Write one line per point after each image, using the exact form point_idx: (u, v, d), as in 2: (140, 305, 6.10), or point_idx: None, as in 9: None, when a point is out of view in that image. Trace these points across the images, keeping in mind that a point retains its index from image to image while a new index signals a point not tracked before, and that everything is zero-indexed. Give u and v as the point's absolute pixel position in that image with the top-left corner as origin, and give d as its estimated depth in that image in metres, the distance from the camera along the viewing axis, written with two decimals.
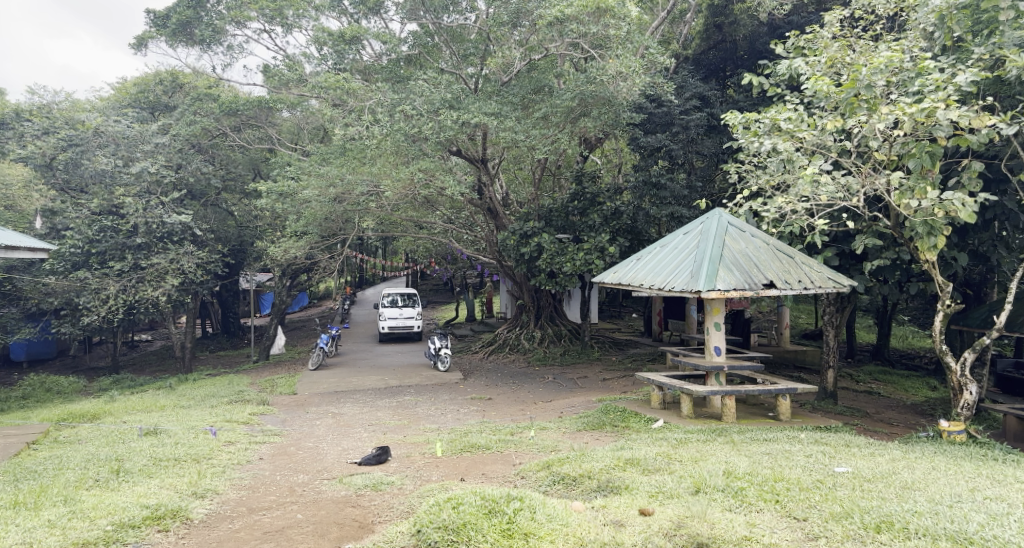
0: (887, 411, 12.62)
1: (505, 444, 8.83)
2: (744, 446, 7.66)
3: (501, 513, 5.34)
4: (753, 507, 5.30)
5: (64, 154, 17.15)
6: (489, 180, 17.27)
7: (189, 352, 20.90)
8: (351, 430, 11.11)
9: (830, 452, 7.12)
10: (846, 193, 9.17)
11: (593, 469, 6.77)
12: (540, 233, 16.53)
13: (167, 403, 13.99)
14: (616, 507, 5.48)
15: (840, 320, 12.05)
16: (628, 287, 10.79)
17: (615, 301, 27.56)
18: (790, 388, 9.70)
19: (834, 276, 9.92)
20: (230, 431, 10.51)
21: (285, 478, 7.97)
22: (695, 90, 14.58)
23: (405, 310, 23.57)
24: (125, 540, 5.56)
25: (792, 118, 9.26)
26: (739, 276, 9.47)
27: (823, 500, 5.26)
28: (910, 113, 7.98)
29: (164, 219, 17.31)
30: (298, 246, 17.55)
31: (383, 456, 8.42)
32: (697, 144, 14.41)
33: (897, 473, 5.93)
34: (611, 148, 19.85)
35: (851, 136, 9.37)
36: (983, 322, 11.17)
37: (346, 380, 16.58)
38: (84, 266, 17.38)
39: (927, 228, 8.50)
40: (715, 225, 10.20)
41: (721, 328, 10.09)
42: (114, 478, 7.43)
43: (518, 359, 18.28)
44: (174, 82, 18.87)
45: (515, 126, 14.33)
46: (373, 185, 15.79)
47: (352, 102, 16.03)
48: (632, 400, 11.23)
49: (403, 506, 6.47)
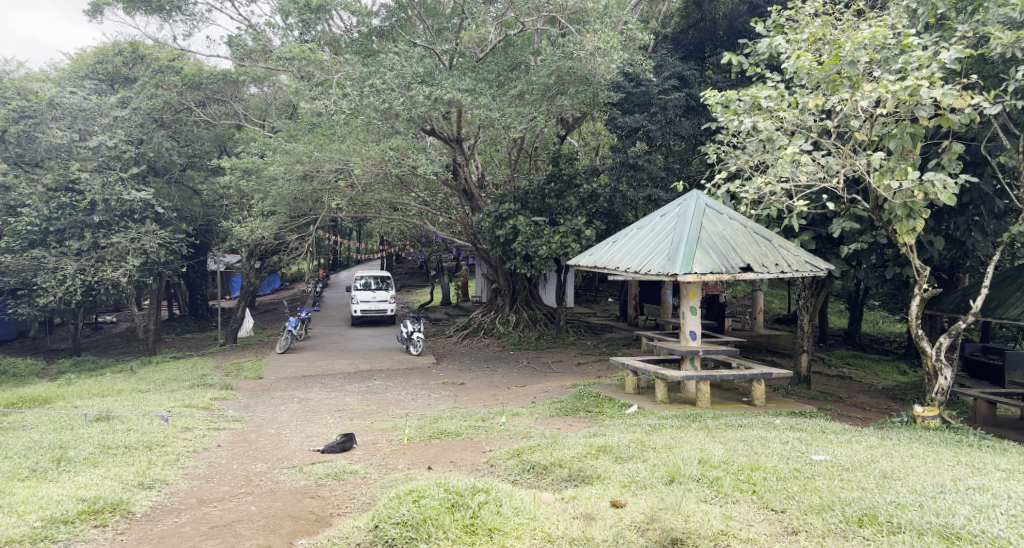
0: (860, 396, 12.55)
1: (476, 430, 8.54)
2: (718, 433, 7.43)
3: (465, 506, 5.02)
4: (728, 498, 5.04)
5: (15, 126, 16.39)
6: (465, 162, 16.89)
7: (153, 334, 20.35)
8: (316, 415, 10.73)
9: (807, 439, 6.90)
10: (826, 174, 8.88)
11: (564, 457, 6.51)
12: (515, 215, 16.17)
13: (125, 386, 13.54)
14: (586, 499, 5.20)
15: (816, 305, 11.89)
16: (603, 271, 10.50)
17: (591, 285, 27.34)
18: (765, 373, 9.49)
19: (812, 260, 9.69)
20: (188, 417, 10.10)
21: (242, 467, 7.62)
22: (673, 70, 14.30)
23: (379, 293, 23.12)
24: (55, 537, 5.14)
25: (773, 96, 8.89)
26: (716, 259, 9.21)
27: (802, 491, 5.01)
28: (893, 90, 7.66)
29: (123, 196, 16.74)
30: (266, 227, 17.04)
31: (347, 443, 8.08)
32: (675, 125, 14.17)
33: (876, 461, 5.68)
34: (588, 130, 19.46)
35: (833, 116, 9.05)
36: (955, 306, 11.04)
37: (314, 364, 16.17)
38: (41, 244, 16.90)
39: (906, 210, 8.26)
40: (692, 207, 9.94)
41: (697, 312, 9.85)
42: (55, 467, 7.03)
43: (491, 343, 17.96)
44: (135, 52, 18.05)
45: (489, 103, 13.87)
46: (343, 163, 15.37)
47: (319, 74, 15.33)
48: (607, 385, 10.98)
49: (364, 496, 6.16)
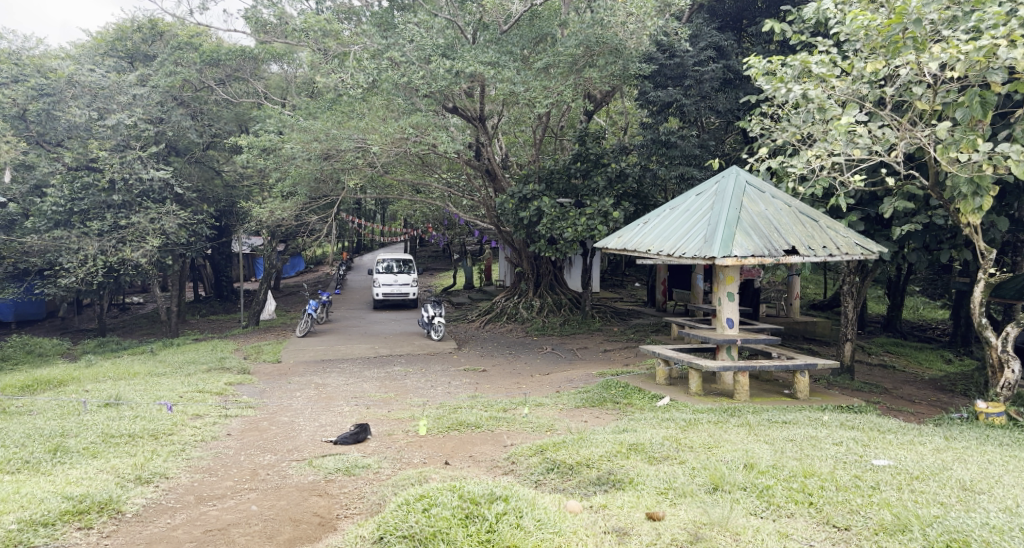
0: (906, 388, 11.81)
1: (497, 422, 8.01)
2: (762, 431, 6.80)
3: (480, 519, 4.45)
4: (780, 512, 4.47)
5: (36, 104, 16.11)
6: (488, 141, 16.27)
7: (175, 316, 20.11)
8: (331, 403, 10.26)
9: (863, 440, 6.21)
10: (883, 147, 8.12)
11: (592, 456, 5.93)
12: (540, 197, 15.45)
13: (142, 369, 13.23)
14: (617, 509, 4.64)
15: (860, 290, 11.13)
16: (634, 253, 9.85)
17: (618, 270, 26.67)
18: (809, 364, 8.80)
19: (863, 242, 8.93)
20: (198, 403, 9.68)
21: (249, 459, 7.15)
22: (710, 39, 13.53)
23: (401, 276, 22.65)
24: (31, 542, 4.70)
25: (826, 60, 8.11)
26: (758, 241, 8.52)
27: (870, 505, 4.39)
28: (965, 51, 6.90)
29: (142, 175, 16.41)
30: (285, 208, 16.61)
31: (361, 434, 7.61)
32: (710, 99, 13.45)
33: (951, 470, 5.00)
34: (616, 108, 18.71)
35: (891, 83, 8.27)
36: (1017, 293, 10.20)
37: (334, 348, 15.76)
38: (65, 224, 16.59)
39: (972, 187, 7.56)
40: (732, 185, 9.26)
41: (735, 298, 9.18)
42: (49, 459, 6.62)
43: (515, 328, 17.40)
44: (154, 29, 17.77)
45: (514, 77, 13.17)
46: (362, 141, 14.95)
47: (336, 46, 14.86)
48: (636, 375, 10.35)
49: (375, 496, 5.67)
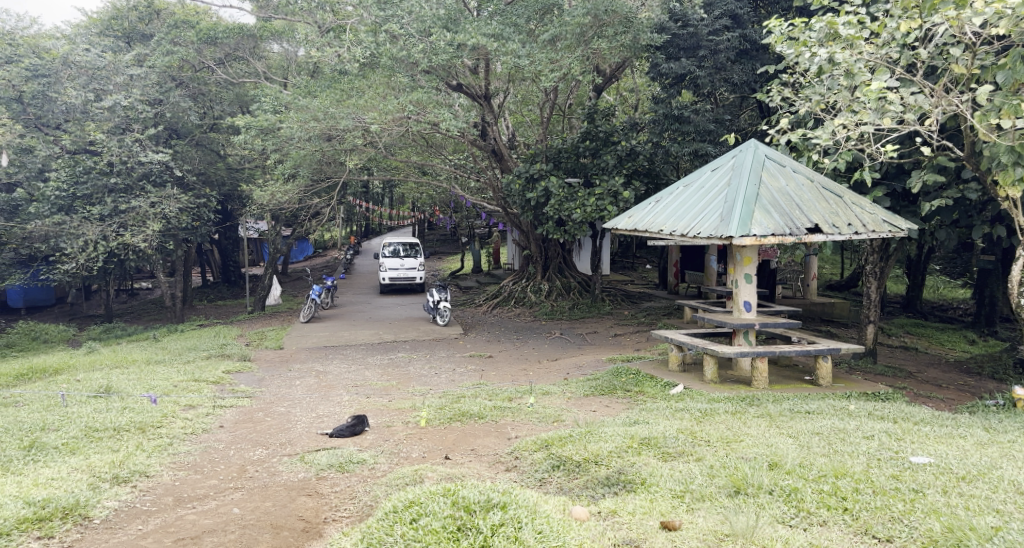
0: (930, 371, 11.25)
1: (502, 412, 7.56)
2: (784, 422, 6.30)
3: (474, 532, 3.97)
4: (812, 520, 4.01)
5: (29, 85, 15.79)
6: (494, 119, 15.71)
7: (180, 302, 19.77)
8: (331, 392, 9.83)
9: (896, 433, 5.69)
10: (915, 115, 7.52)
11: (601, 452, 5.46)
12: (548, 176, 14.92)
13: (140, 357, 12.87)
14: (629, 516, 4.22)
15: (883, 270, 10.55)
16: (645, 234, 9.31)
17: (629, 251, 26.12)
18: (832, 349, 8.26)
19: (890, 219, 8.34)
20: (191, 394, 9.27)
21: (238, 454, 6.73)
22: (724, 7, 12.83)
23: (407, 260, 22.17)
24: None
25: (853, 22, 7.49)
26: (778, 219, 7.98)
27: (914, 512, 3.93)
28: (1010, 6, 6.28)
29: (141, 157, 15.94)
30: (287, 191, 16.18)
31: (358, 427, 7.17)
32: (726, 71, 12.86)
33: (1001, 469, 4.49)
34: (626, 84, 18.08)
35: (923, 47, 7.65)
36: None
37: (337, 334, 15.35)
38: (69, 210, 15.98)
39: (1013, 156, 6.91)
40: (750, 159, 8.70)
41: (752, 280, 8.64)
42: (22, 457, 6.23)
43: (523, 313, 16.92)
44: (150, 7, 17.32)
45: (518, 49, 12.62)
46: (363, 120, 14.42)
47: (332, 19, 14.42)
48: (648, 361, 9.84)
49: (367, 497, 5.25)
